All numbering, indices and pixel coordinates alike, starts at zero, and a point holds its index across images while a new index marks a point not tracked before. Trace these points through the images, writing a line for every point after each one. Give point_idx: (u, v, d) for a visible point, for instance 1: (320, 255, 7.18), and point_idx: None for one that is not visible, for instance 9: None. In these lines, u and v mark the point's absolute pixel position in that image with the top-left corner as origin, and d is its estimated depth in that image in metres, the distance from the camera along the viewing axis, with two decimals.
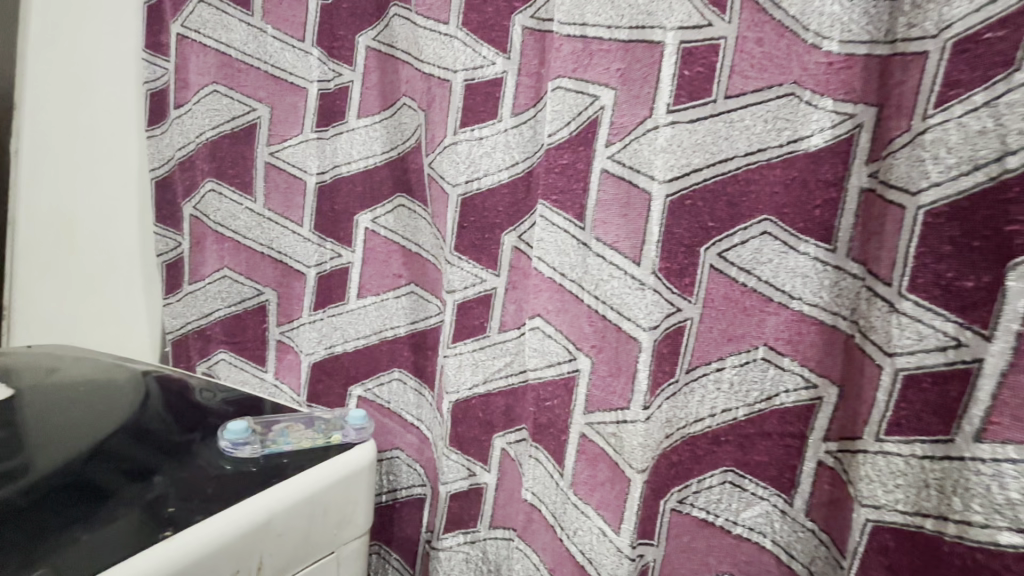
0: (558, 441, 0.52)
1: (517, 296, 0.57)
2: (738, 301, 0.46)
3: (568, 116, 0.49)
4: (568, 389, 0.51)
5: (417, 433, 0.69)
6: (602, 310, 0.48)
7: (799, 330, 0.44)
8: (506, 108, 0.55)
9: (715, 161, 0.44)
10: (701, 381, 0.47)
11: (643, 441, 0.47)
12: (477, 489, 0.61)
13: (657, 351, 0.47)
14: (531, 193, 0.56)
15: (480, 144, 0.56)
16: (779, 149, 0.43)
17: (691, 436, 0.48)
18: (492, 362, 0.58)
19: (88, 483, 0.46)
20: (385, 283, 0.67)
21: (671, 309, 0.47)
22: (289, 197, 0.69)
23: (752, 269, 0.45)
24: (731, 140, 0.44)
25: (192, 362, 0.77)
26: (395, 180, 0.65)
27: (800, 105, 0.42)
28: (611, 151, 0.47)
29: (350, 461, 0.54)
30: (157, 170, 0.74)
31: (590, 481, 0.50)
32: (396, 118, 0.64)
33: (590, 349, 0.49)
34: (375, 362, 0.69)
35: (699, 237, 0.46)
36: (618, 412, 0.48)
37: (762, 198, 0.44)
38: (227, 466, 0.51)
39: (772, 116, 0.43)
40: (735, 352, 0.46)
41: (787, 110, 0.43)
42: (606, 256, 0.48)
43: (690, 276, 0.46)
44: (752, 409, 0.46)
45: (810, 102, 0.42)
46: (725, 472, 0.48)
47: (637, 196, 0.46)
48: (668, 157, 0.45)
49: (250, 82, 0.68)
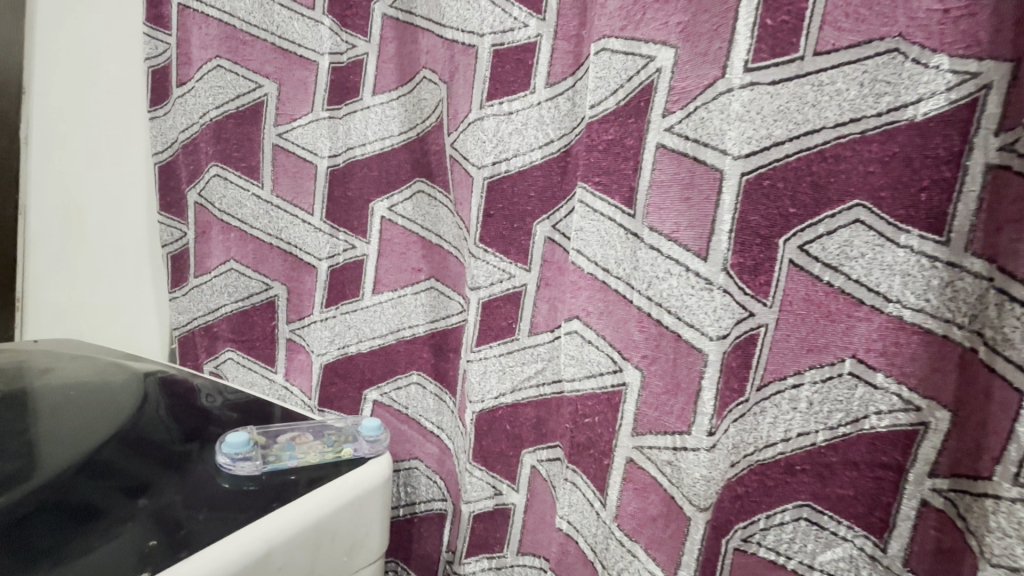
0: (599, 465, 0.44)
1: (550, 294, 0.50)
2: (822, 304, 0.38)
3: (614, 82, 0.41)
4: (613, 405, 0.43)
5: (437, 443, 0.62)
6: (656, 313, 0.41)
7: (897, 339, 0.37)
8: (539, 78, 0.47)
9: (800, 132, 0.36)
10: (773, 400, 0.40)
11: (705, 473, 0.39)
12: (504, 511, 0.54)
13: (726, 365, 0.39)
14: (568, 175, 0.48)
15: (509, 120, 0.49)
16: (876, 120, 0.35)
17: (760, 464, 0.41)
18: (521, 368, 0.51)
19: (73, 498, 0.41)
20: (402, 278, 0.61)
21: (743, 313, 0.39)
22: (299, 183, 0.63)
23: (839, 265, 0.37)
24: (818, 108, 0.36)
25: (200, 361, 0.73)
26: (414, 163, 0.59)
27: (906, 64, 0.34)
28: (669, 121, 0.39)
29: (363, 479, 0.48)
30: (161, 155, 0.69)
31: (639, 515, 0.42)
32: (415, 95, 0.57)
33: (640, 360, 0.42)
34: (391, 364, 0.62)
35: (777, 226, 0.38)
36: (675, 435, 0.40)
37: (855, 179, 0.36)
38: (224, 484, 0.45)
39: (871, 78, 0.35)
40: (815, 365, 0.39)
41: (888, 71, 0.35)
42: (661, 248, 0.40)
43: (765, 274, 0.38)
44: (834, 434, 0.39)
45: (918, 60, 0.34)
46: (800, 508, 0.40)
47: (702, 175, 0.38)
48: (745, 127, 0.37)
49: (256, 56, 0.62)
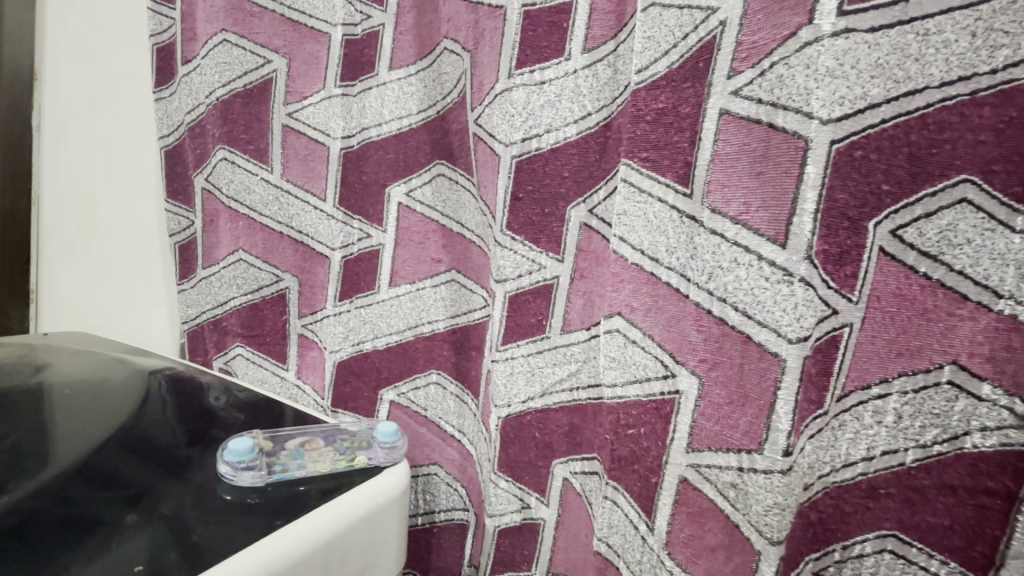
0: (645, 483, 0.38)
1: (586, 287, 0.45)
2: (916, 300, 0.32)
3: (666, 42, 0.35)
4: (662, 415, 0.37)
5: (458, 447, 0.57)
6: (717, 310, 0.35)
7: (1009, 343, 0.30)
8: (575, 42, 0.42)
9: (899, 93, 0.30)
10: (854, 413, 0.34)
11: (777, 499, 0.33)
12: (532, 526, 0.49)
13: (806, 374, 0.33)
14: (607, 153, 0.43)
15: (541, 90, 0.43)
16: (989, 79, 0.28)
17: (837, 487, 0.35)
18: (552, 370, 0.46)
19: (64, 506, 0.37)
20: (421, 270, 0.56)
21: (826, 311, 0.33)
22: (310, 166, 0.58)
23: (938, 254, 0.31)
24: (921, 63, 0.29)
25: (209, 356, 0.69)
26: (434, 144, 0.54)
27: None
28: (737, 83, 0.33)
29: (378, 492, 0.43)
30: (167, 138, 0.66)
31: (694, 543, 0.36)
32: (435, 68, 0.52)
33: (698, 364, 0.35)
34: (410, 361, 0.58)
35: (868, 206, 0.32)
36: (741, 453, 0.34)
37: (961, 149, 0.30)
38: (226, 496, 0.41)
39: (984, 28, 0.28)
40: (905, 372, 0.33)
41: (1008, 17, 0.27)
42: (726, 233, 0.34)
43: (852, 264, 0.32)
44: (926, 453, 0.33)
45: None
46: (883, 539, 0.35)
47: (780, 145, 0.32)
48: (838, 85, 0.30)
49: (264, 29, 0.58)
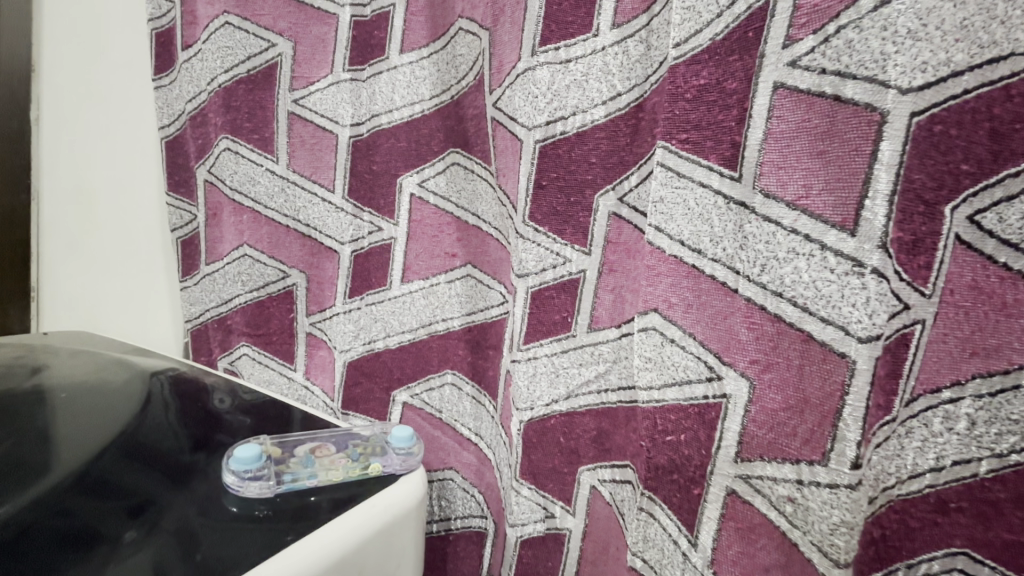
0: (686, 495, 0.35)
1: (615, 282, 0.42)
2: (994, 293, 0.29)
3: (710, 11, 0.32)
4: (706, 422, 0.34)
5: (475, 452, 0.54)
6: (772, 306, 0.31)
7: None
8: (604, 16, 0.38)
9: (983, 59, 0.26)
10: (922, 419, 0.31)
11: (844, 517, 0.30)
12: (556, 537, 0.46)
13: (876, 378, 0.30)
14: (640, 135, 0.39)
15: (566, 70, 0.40)
16: None
17: (902, 501, 0.32)
18: (579, 371, 0.43)
19: (61, 519, 0.35)
20: (435, 264, 0.53)
21: (897, 306, 0.29)
22: (317, 156, 0.55)
23: (1021, 242, 0.28)
24: (1008, 26, 0.25)
25: (213, 356, 0.66)
26: (448, 131, 0.50)
27: None
28: (796, 51, 0.29)
29: (393, 501, 0.40)
30: (168, 128, 0.63)
31: (743, 561, 0.33)
32: (449, 50, 0.49)
33: (748, 366, 0.32)
34: (423, 360, 0.55)
35: (945, 187, 0.28)
36: (799, 464, 0.31)
37: None
38: (233, 509, 0.38)
39: None
40: (980, 374, 0.30)
41: None
42: (782, 220, 0.30)
43: (926, 254, 0.29)
44: (1003, 463, 0.29)
45: None
46: (952, 557, 0.31)
47: (847, 120, 0.28)
48: (922, 48, 0.26)
49: (268, 11, 0.55)
